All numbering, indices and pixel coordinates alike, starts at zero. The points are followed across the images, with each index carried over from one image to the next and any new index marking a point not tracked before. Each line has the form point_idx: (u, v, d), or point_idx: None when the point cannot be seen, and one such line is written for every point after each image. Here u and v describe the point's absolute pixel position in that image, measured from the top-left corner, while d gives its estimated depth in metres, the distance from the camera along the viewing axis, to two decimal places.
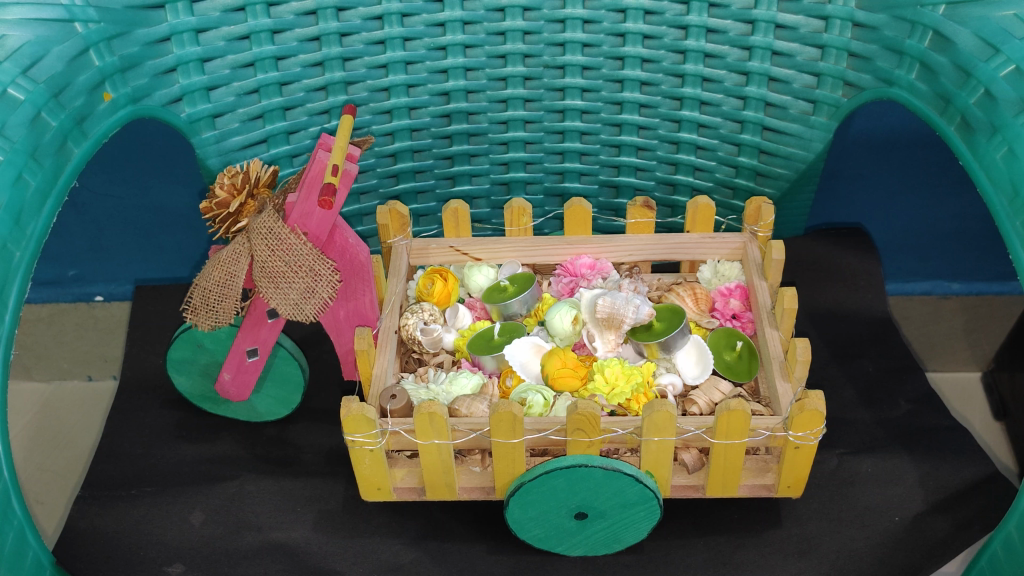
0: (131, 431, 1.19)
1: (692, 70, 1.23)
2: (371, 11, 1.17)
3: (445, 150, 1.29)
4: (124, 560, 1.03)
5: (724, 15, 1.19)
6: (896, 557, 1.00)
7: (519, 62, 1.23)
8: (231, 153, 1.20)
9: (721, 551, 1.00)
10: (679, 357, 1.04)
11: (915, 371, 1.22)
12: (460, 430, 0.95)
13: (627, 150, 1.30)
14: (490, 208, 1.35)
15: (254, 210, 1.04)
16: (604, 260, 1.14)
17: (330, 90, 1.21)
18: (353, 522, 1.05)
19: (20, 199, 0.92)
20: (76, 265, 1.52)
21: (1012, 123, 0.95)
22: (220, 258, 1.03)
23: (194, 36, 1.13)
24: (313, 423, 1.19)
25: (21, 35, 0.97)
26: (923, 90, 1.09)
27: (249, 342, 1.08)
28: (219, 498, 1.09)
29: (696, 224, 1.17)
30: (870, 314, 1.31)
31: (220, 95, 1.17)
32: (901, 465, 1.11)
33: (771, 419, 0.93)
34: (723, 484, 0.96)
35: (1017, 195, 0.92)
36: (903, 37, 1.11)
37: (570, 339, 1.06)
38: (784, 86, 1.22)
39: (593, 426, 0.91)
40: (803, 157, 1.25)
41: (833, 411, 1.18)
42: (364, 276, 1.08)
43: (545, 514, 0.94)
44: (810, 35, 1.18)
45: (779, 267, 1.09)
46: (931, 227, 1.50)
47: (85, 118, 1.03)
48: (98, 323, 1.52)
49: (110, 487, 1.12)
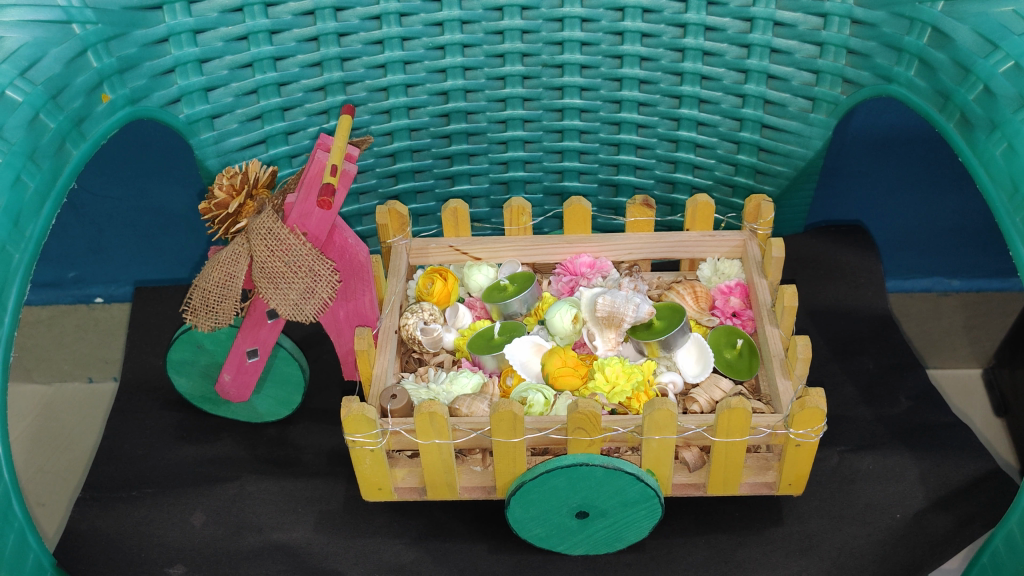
0: (131, 432, 1.19)
1: (691, 68, 1.23)
2: (369, 11, 1.17)
3: (444, 150, 1.29)
4: (125, 562, 1.03)
5: (722, 13, 1.19)
6: (898, 554, 1.00)
7: (517, 62, 1.23)
8: (230, 154, 1.20)
9: (722, 549, 1.00)
10: (680, 355, 1.04)
11: (916, 368, 1.22)
12: (461, 429, 0.95)
13: (626, 148, 1.30)
14: (490, 208, 1.35)
15: (253, 211, 1.04)
16: (604, 259, 1.14)
17: (328, 90, 1.21)
18: (355, 522, 1.05)
19: (19, 201, 0.92)
20: (75, 266, 1.52)
21: (1012, 119, 0.95)
22: (219, 259, 1.02)
23: (191, 37, 1.13)
24: (314, 424, 1.19)
25: (19, 37, 0.97)
26: (922, 87, 1.09)
27: (248, 343, 1.08)
28: (220, 499, 1.09)
29: (696, 222, 1.17)
30: (870, 311, 1.31)
31: (218, 96, 1.17)
32: (902, 462, 1.11)
33: (772, 417, 0.93)
34: (724, 482, 0.96)
35: (1016, 190, 0.92)
36: (902, 34, 1.11)
37: (570, 338, 1.06)
38: (782, 83, 1.22)
39: (593, 425, 0.90)
40: (802, 155, 1.25)
41: (834, 409, 1.18)
42: (364, 277, 1.08)
43: (546, 512, 0.94)
44: (808, 32, 1.18)
45: (778, 265, 1.09)
46: (931, 223, 1.50)
47: (83, 120, 1.03)
48: (98, 325, 1.54)
49: (111, 489, 1.12)
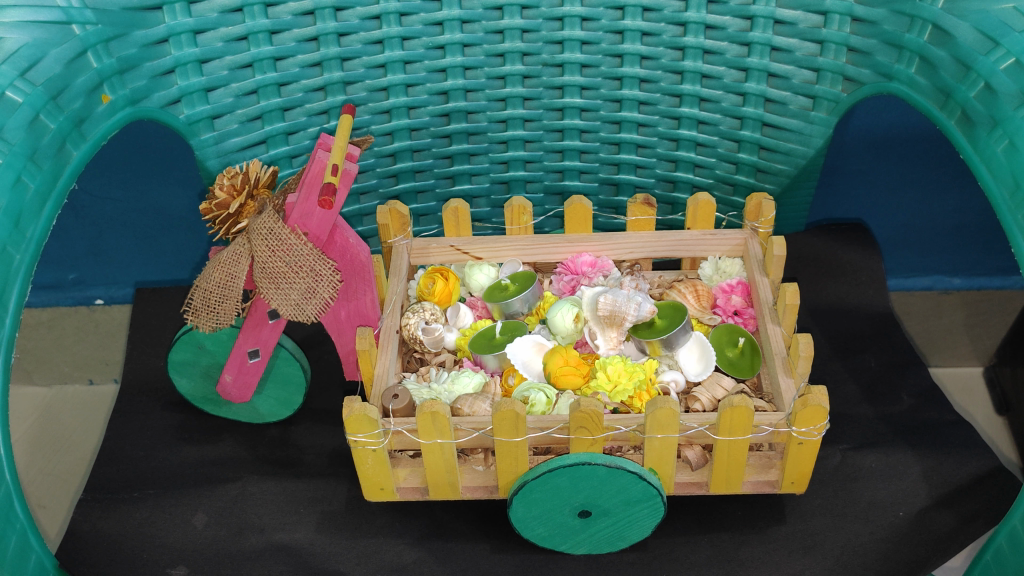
0: (132, 434, 1.19)
1: (691, 66, 1.22)
2: (368, 11, 1.17)
3: (444, 150, 1.29)
4: (126, 563, 1.03)
5: (722, 12, 1.19)
6: (901, 552, 1.00)
7: (517, 61, 1.23)
8: (231, 155, 1.20)
9: (725, 548, 1.00)
10: (682, 354, 1.04)
11: (917, 366, 1.22)
12: (462, 429, 0.95)
13: (626, 147, 1.30)
14: (490, 207, 1.35)
15: (254, 211, 1.04)
16: (604, 258, 1.14)
17: (328, 91, 1.21)
18: (357, 522, 1.05)
19: (20, 203, 0.92)
20: (75, 269, 1.52)
21: (1014, 116, 0.95)
22: (219, 259, 1.02)
23: (191, 37, 1.13)
24: (315, 424, 1.18)
25: (19, 38, 0.97)
26: (923, 84, 1.08)
27: (250, 343, 1.08)
28: (222, 500, 1.09)
29: (697, 221, 1.17)
30: (871, 310, 1.31)
31: (218, 97, 1.17)
32: (905, 460, 1.10)
33: (774, 415, 0.93)
34: (726, 481, 0.96)
35: (1017, 187, 0.92)
36: (902, 32, 1.11)
37: (571, 338, 1.06)
38: (783, 81, 1.21)
39: (596, 423, 0.90)
40: (803, 153, 1.25)
41: (836, 407, 1.18)
42: (364, 276, 1.07)
43: (549, 511, 0.93)
44: (809, 30, 1.18)
45: (779, 263, 1.08)
46: (932, 221, 1.50)
47: (83, 121, 1.03)
48: (98, 327, 1.54)
49: (112, 490, 1.12)
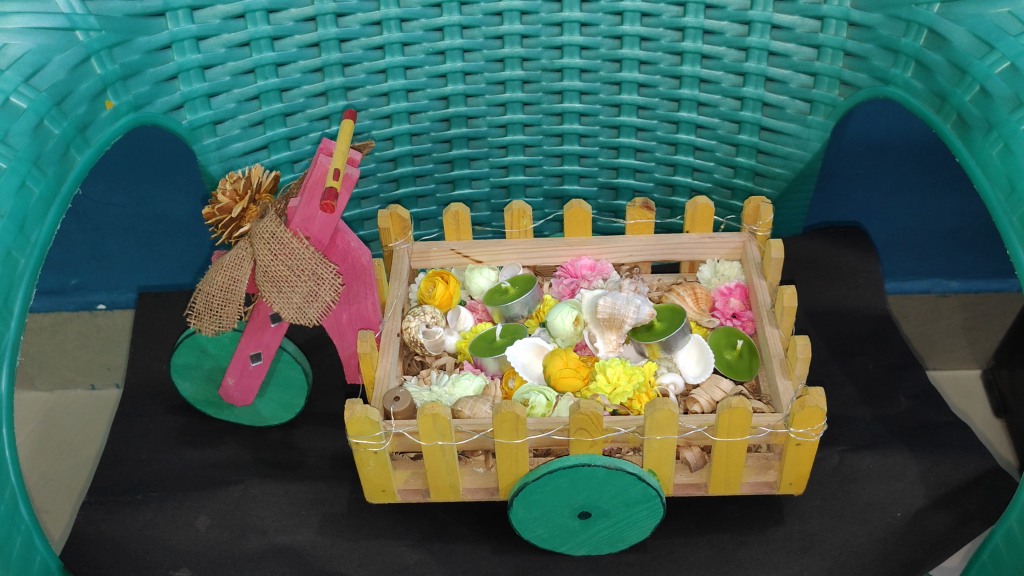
0: (135, 437, 1.20)
1: (689, 71, 1.23)
2: (369, 17, 1.18)
3: (445, 154, 1.30)
4: (130, 564, 1.04)
5: (720, 17, 1.20)
6: (899, 552, 1.01)
7: (517, 66, 1.24)
8: (233, 160, 1.21)
9: (724, 549, 1.01)
10: (681, 357, 1.05)
11: (915, 368, 1.23)
12: (464, 431, 0.96)
13: (625, 151, 1.31)
14: (490, 211, 1.36)
15: (256, 215, 1.05)
16: (604, 261, 1.15)
17: (330, 96, 1.22)
18: (358, 524, 1.06)
19: (24, 208, 0.93)
20: (78, 274, 1.53)
21: (1009, 120, 0.96)
22: (223, 263, 1.03)
23: (194, 43, 1.14)
24: (317, 427, 1.19)
25: (23, 44, 0.98)
26: (919, 89, 1.09)
27: (252, 347, 1.09)
28: (224, 502, 1.10)
29: (696, 224, 1.17)
30: (868, 312, 1.32)
31: (220, 102, 1.18)
32: (902, 461, 1.11)
33: (772, 416, 0.94)
34: (725, 482, 0.97)
35: (1013, 190, 0.93)
36: (898, 36, 1.11)
37: (571, 340, 1.07)
38: (781, 86, 1.23)
39: (595, 425, 0.91)
40: (800, 157, 1.26)
41: (833, 409, 1.18)
42: (366, 280, 1.08)
43: (548, 513, 0.94)
44: (805, 35, 1.19)
45: (777, 266, 1.10)
46: (929, 225, 1.50)
47: (87, 126, 1.04)
48: (100, 332, 1.54)
49: (116, 493, 1.12)
